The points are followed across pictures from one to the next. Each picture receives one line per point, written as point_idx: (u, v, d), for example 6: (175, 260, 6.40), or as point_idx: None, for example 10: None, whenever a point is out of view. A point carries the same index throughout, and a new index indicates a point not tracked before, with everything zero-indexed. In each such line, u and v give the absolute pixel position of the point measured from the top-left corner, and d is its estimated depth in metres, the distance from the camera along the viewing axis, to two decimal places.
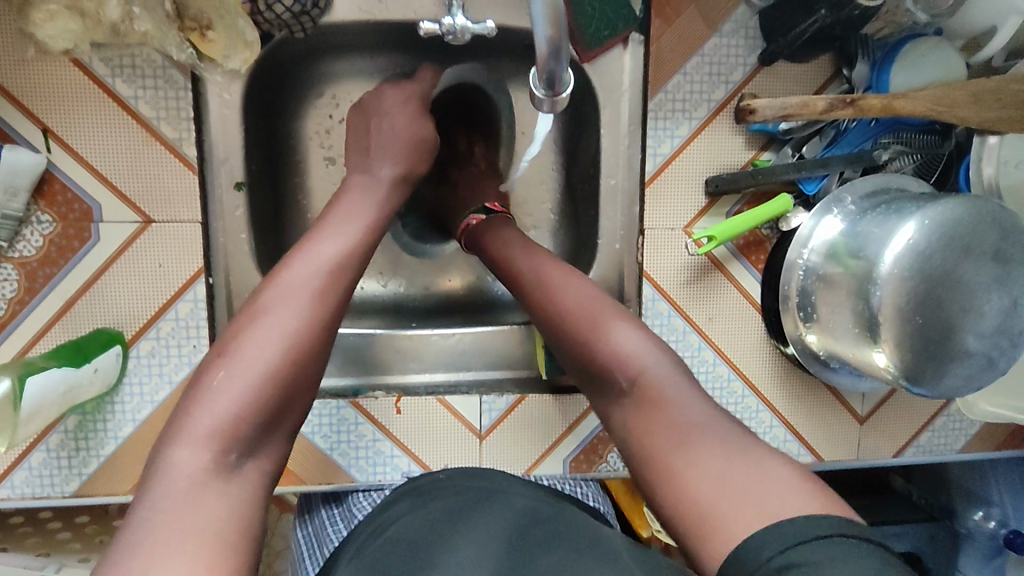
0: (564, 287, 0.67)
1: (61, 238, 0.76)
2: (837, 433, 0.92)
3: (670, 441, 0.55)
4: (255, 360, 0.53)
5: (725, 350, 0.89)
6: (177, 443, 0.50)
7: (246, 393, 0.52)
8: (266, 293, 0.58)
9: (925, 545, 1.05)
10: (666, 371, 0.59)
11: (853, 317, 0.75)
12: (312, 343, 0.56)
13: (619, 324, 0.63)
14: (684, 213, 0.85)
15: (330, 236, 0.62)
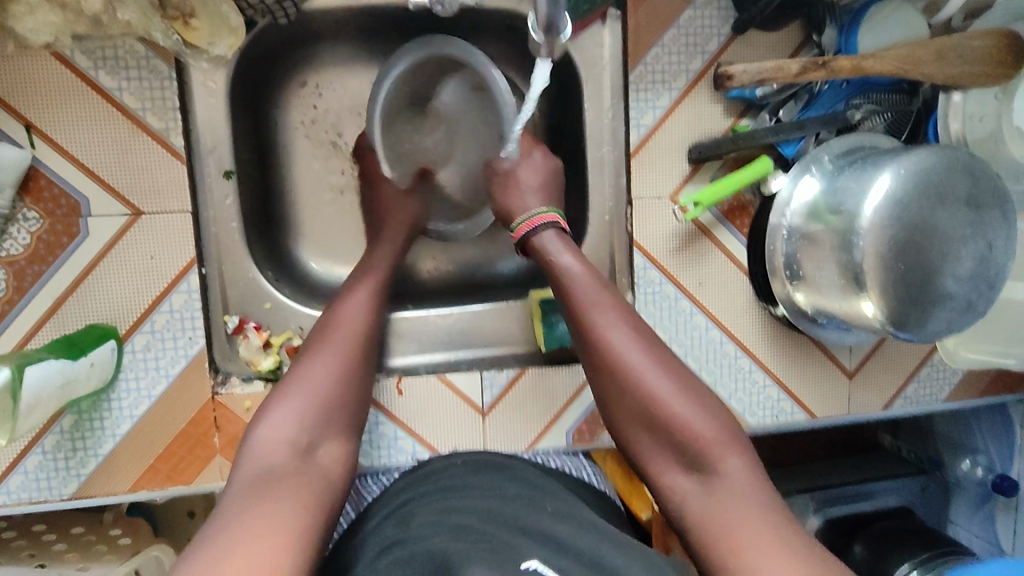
0: (651, 362, 0.67)
1: (49, 235, 0.75)
2: (828, 387, 0.95)
3: (745, 535, 0.56)
4: (322, 372, 0.65)
5: (717, 315, 0.91)
6: (262, 429, 0.59)
7: (314, 400, 0.62)
8: (324, 331, 0.70)
9: (916, 497, 1.10)
10: (743, 468, 0.62)
11: (839, 270, 0.77)
12: (360, 385, 0.67)
13: (698, 411, 0.65)
14: (670, 181, 0.87)
15: (353, 298, 0.74)
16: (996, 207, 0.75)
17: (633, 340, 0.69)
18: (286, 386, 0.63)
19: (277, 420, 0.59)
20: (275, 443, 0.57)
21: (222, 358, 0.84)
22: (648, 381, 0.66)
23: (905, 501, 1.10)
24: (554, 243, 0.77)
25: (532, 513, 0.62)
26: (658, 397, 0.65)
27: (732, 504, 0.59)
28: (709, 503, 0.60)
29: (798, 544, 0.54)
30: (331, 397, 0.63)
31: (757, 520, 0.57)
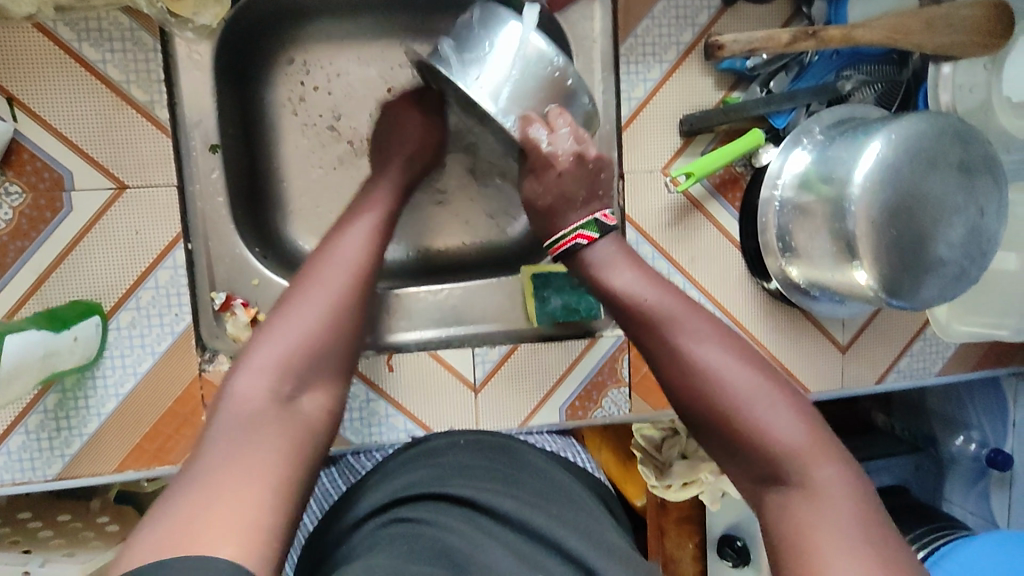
0: (731, 364, 0.61)
1: (32, 209, 0.74)
2: (820, 362, 0.95)
3: (832, 538, 0.51)
4: (306, 313, 0.60)
5: (709, 289, 0.90)
6: (239, 380, 0.54)
7: (298, 346, 0.57)
8: (312, 269, 0.64)
9: (910, 474, 1.13)
10: (835, 478, 0.55)
11: (833, 239, 0.77)
12: (347, 330, 0.62)
13: (784, 415, 0.59)
14: (661, 154, 0.86)
15: (346, 240, 0.67)
16: (987, 172, 0.75)
17: (707, 340, 0.63)
18: (267, 327, 0.58)
19: (259, 365, 0.55)
20: (253, 396, 0.53)
21: (209, 336, 0.83)
22: (729, 383, 0.60)
23: (901, 479, 1.13)
24: (609, 253, 0.71)
25: (527, 512, 0.63)
26: (735, 398, 0.60)
27: (823, 511, 0.53)
28: (795, 512, 0.54)
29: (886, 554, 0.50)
30: (318, 345, 0.59)
31: (841, 525, 0.52)
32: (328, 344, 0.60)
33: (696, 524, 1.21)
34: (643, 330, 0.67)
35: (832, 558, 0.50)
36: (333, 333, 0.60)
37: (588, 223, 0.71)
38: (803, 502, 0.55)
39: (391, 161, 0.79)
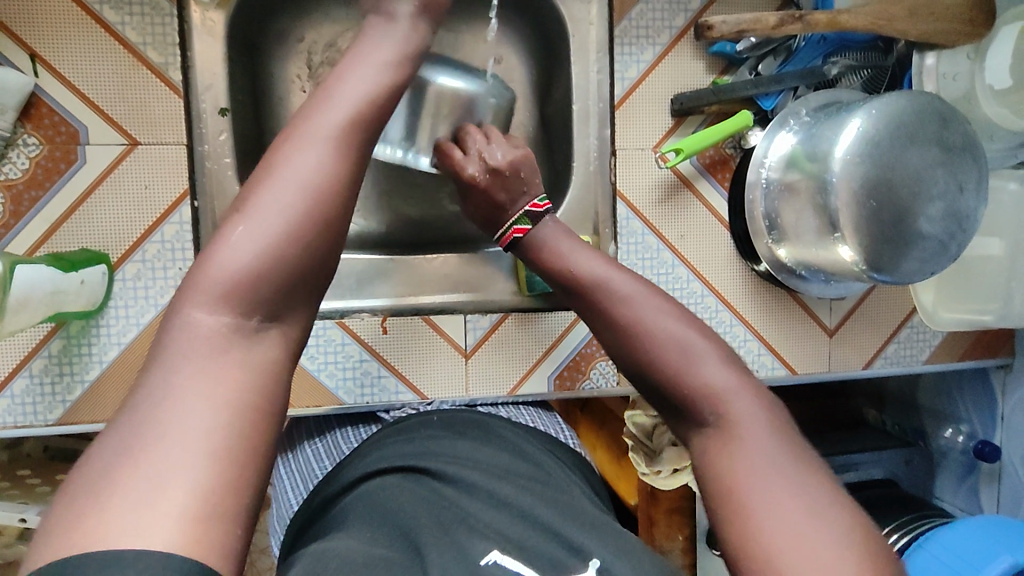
0: (662, 313, 0.60)
1: (48, 160, 0.78)
2: (807, 343, 0.96)
3: (749, 478, 0.49)
4: (289, 184, 0.48)
5: (698, 267, 0.92)
6: (199, 287, 0.45)
7: (274, 231, 0.47)
8: (298, 127, 0.52)
9: (901, 470, 1.14)
10: (760, 419, 0.52)
11: (816, 215, 0.79)
12: (320, 253, 0.49)
13: (710, 357, 0.57)
14: (652, 134, 0.89)
15: (309, 145, 0.50)
16: (965, 150, 0.77)
17: (642, 297, 0.62)
18: (227, 231, 0.47)
19: (212, 281, 0.45)
20: (212, 314, 0.44)
21: None
22: (662, 334, 0.59)
23: (889, 474, 1.13)
24: (561, 232, 0.73)
25: (501, 487, 0.64)
26: (670, 349, 0.58)
27: (743, 447, 0.51)
28: (716, 449, 0.52)
29: (821, 496, 0.47)
30: (288, 268, 0.47)
31: (767, 463, 0.49)
32: (314, 226, 0.48)
33: (686, 515, 1.23)
34: (583, 295, 0.66)
35: (752, 494, 0.48)
36: (320, 213, 0.49)
37: (521, 219, 0.75)
38: (722, 441, 0.52)
39: (368, 50, 0.58)
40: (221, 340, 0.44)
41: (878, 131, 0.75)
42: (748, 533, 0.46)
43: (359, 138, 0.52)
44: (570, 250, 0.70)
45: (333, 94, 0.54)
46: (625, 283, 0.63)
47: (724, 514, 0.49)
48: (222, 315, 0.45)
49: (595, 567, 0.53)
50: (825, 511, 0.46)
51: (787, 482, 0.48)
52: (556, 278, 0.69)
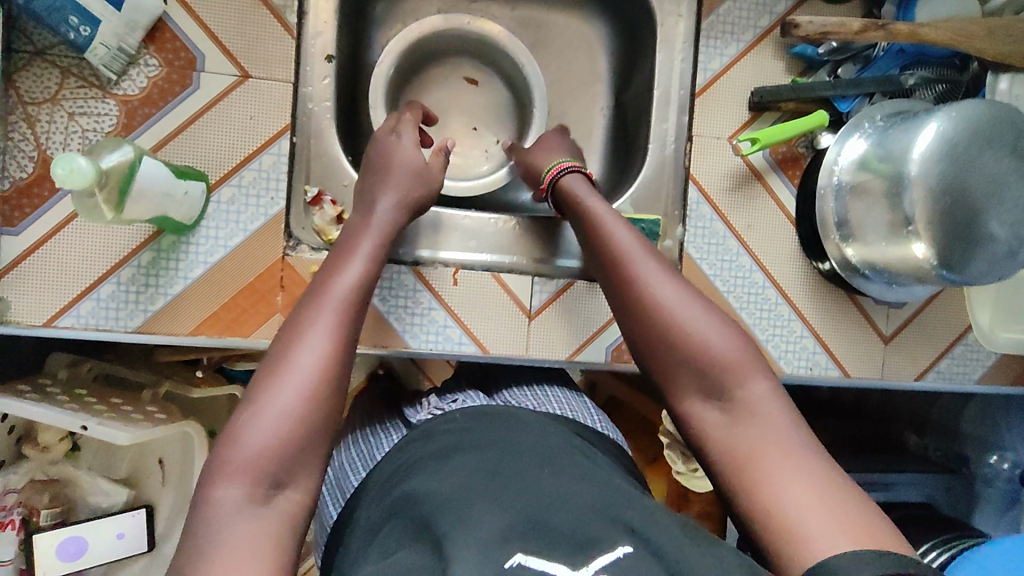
0: (669, 292, 0.69)
1: (164, 82, 0.82)
2: (862, 348, 0.97)
3: (774, 460, 0.57)
4: (302, 366, 0.59)
5: (761, 258, 0.94)
6: (219, 480, 0.54)
7: (292, 407, 0.57)
8: (303, 317, 0.63)
9: (941, 495, 1.14)
10: (769, 398, 0.62)
11: (891, 215, 0.81)
12: (331, 411, 0.59)
13: (718, 331, 0.67)
14: (729, 124, 0.93)
15: (315, 332, 0.61)
16: None
17: (665, 280, 0.70)
18: (244, 417, 0.57)
19: (239, 460, 0.55)
20: (233, 492, 0.53)
21: (297, 227, 0.88)
22: (675, 317, 0.68)
23: (928, 497, 1.14)
24: (578, 184, 0.83)
25: (533, 469, 0.62)
26: (688, 326, 0.67)
27: (756, 424, 0.60)
28: (730, 427, 0.62)
29: (824, 462, 0.57)
30: (314, 419, 0.58)
31: (781, 439, 0.58)
32: (328, 399, 0.59)
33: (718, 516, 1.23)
34: (611, 268, 0.74)
35: (771, 476, 0.56)
36: (332, 387, 0.60)
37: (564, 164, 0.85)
38: (738, 420, 0.62)
39: (366, 238, 0.73)
40: (243, 507, 0.53)
41: (955, 135, 0.76)
42: (776, 512, 0.54)
43: (351, 312, 0.65)
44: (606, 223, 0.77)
45: (338, 282, 0.67)
46: (642, 263, 0.72)
47: (752, 498, 0.56)
48: (238, 493, 0.54)
49: (625, 551, 0.51)
50: (837, 483, 0.55)
51: (791, 444, 0.58)
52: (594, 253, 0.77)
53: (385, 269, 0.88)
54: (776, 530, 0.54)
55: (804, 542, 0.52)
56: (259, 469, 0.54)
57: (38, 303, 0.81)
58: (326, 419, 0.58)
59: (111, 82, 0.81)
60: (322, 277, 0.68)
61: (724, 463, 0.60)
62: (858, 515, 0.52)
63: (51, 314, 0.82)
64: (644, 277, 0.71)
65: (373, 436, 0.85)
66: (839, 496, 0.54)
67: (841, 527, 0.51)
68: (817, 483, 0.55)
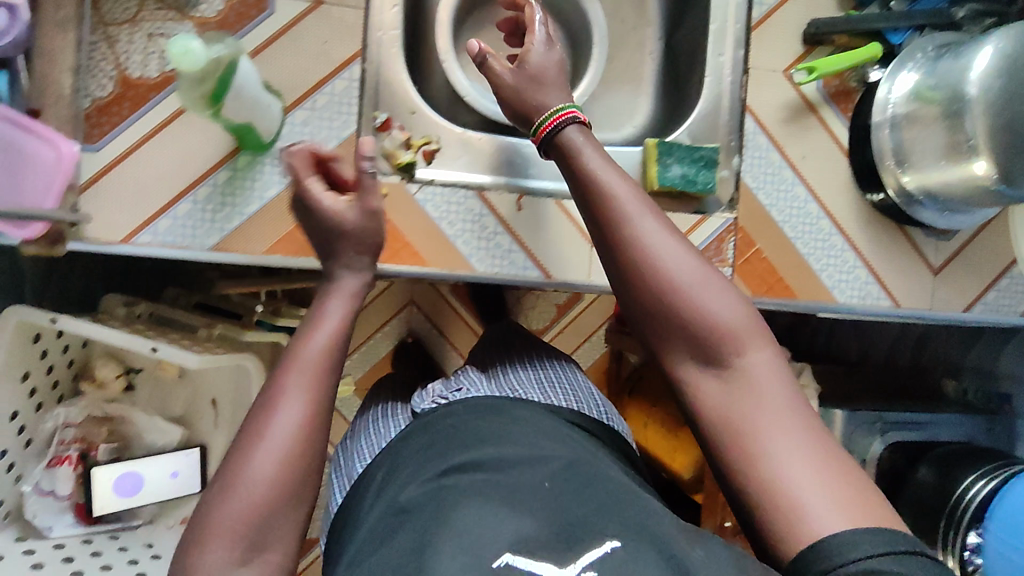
0: (664, 249, 0.64)
1: (241, 6, 0.85)
2: (912, 279, 0.99)
3: (769, 429, 0.58)
4: (282, 424, 0.56)
5: (815, 188, 0.96)
6: (205, 545, 0.52)
7: (275, 468, 0.55)
8: (282, 372, 0.59)
9: (982, 434, 1.17)
10: (767, 365, 0.61)
11: (951, 139, 0.83)
12: (308, 481, 0.56)
13: (715, 292, 0.63)
14: (783, 58, 0.95)
15: (295, 388, 0.58)
16: None
17: (657, 238, 0.65)
18: (228, 483, 0.54)
19: (221, 524, 0.53)
20: (220, 555, 0.52)
21: None
22: (667, 278, 0.63)
23: (970, 436, 1.16)
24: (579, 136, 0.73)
25: (534, 485, 0.66)
26: (689, 293, 0.63)
27: (753, 394, 0.60)
28: (727, 392, 0.61)
29: (812, 427, 0.59)
30: (294, 488, 0.55)
31: (776, 415, 0.58)
32: (311, 453, 0.56)
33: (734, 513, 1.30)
34: (607, 243, 0.67)
35: (765, 448, 0.57)
36: (312, 437, 0.57)
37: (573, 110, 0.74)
38: (734, 389, 0.61)
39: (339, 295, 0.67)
40: (230, 568, 0.52)
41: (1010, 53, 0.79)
42: (770, 487, 0.56)
43: (334, 366, 0.61)
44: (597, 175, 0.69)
45: (321, 330, 0.62)
46: (638, 219, 0.66)
47: (752, 478, 0.57)
48: (224, 556, 0.52)
49: (612, 545, 0.58)
50: (832, 458, 0.57)
51: (787, 414, 0.59)
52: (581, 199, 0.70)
53: (452, 193, 0.90)
54: (783, 526, 0.55)
55: (804, 522, 0.54)
56: (240, 531, 0.53)
57: (116, 218, 0.83)
58: (306, 478, 0.56)
59: (190, 5, 0.84)
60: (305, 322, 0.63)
61: (716, 433, 0.61)
62: (845, 488, 0.55)
63: (129, 230, 0.83)
64: (636, 234, 0.65)
65: (382, 423, 0.97)
66: (835, 473, 0.56)
67: (839, 507, 0.54)
68: (813, 458, 0.56)
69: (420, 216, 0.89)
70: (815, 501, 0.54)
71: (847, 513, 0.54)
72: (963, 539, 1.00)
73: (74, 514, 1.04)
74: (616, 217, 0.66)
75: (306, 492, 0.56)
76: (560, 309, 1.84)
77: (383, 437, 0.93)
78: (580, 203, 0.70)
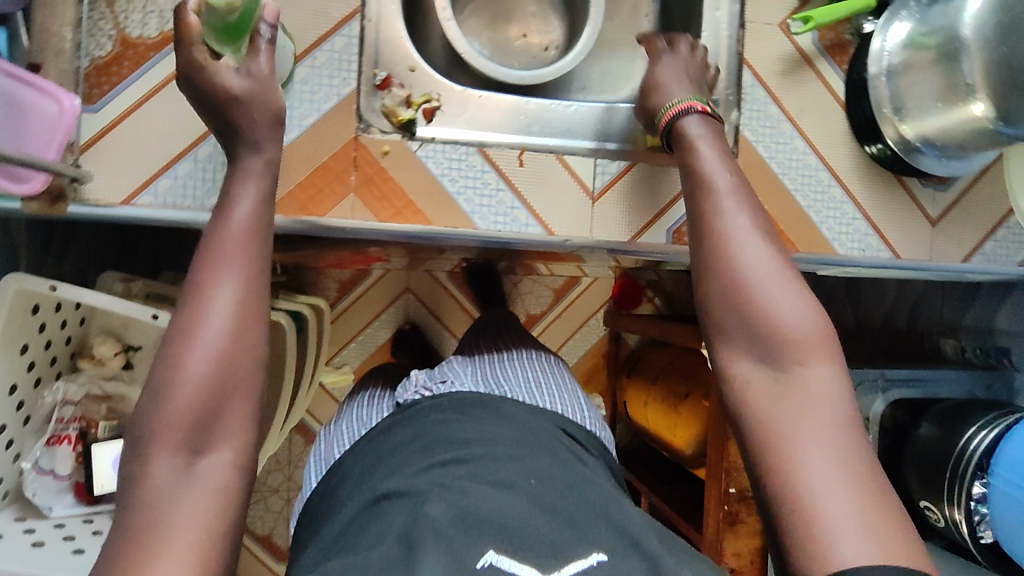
0: (750, 248, 0.67)
1: None
2: (911, 230, 1.00)
3: (812, 439, 0.58)
4: (215, 319, 0.58)
5: (814, 140, 0.97)
6: (154, 452, 0.55)
7: (212, 369, 0.57)
8: (205, 260, 0.61)
9: (982, 391, 1.17)
10: (826, 383, 0.62)
11: (946, 83, 0.84)
12: (244, 368, 0.59)
13: (791, 300, 0.65)
14: (778, 11, 0.96)
15: (223, 280, 0.60)
16: None
17: (746, 237, 0.68)
18: (165, 376, 0.57)
19: (163, 425, 0.55)
20: (165, 464, 0.55)
21: (367, 111, 0.89)
22: (745, 277, 0.66)
23: (970, 394, 1.16)
24: (699, 125, 0.77)
25: (522, 479, 0.72)
26: (757, 299, 0.65)
27: (805, 402, 0.60)
28: (776, 392, 0.62)
29: (859, 452, 0.58)
30: (233, 381, 0.58)
31: (823, 426, 0.59)
32: (245, 351, 0.59)
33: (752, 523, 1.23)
34: (697, 240, 0.70)
35: (803, 455, 0.58)
36: (241, 331, 0.59)
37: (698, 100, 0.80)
38: (782, 391, 0.62)
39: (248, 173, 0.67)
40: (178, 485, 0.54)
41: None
42: (797, 492, 0.56)
43: (252, 254, 0.62)
44: (703, 182, 0.72)
45: (231, 218, 0.63)
46: (733, 219, 0.69)
47: (779, 478, 0.58)
48: (172, 464, 0.55)
49: (596, 559, 0.62)
50: (867, 478, 0.56)
51: (835, 430, 0.59)
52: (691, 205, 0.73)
53: (454, 149, 0.90)
54: (794, 525, 0.56)
55: (823, 527, 0.54)
56: (184, 434, 0.55)
57: (118, 179, 0.82)
58: (244, 373, 0.59)
59: None
60: (217, 212, 0.64)
61: (755, 430, 0.62)
62: (880, 514, 0.55)
63: (129, 191, 0.83)
64: (726, 232, 0.68)
65: (365, 407, 1.00)
66: (873, 498, 0.55)
67: (870, 528, 0.53)
68: (852, 476, 0.56)
69: (423, 174, 0.89)
70: (837, 513, 0.55)
71: (876, 545, 0.52)
72: (968, 490, 0.97)
73: (74, 494, 1.02)
74: (713, 215, 0.70)
75: (245, 394, 0.59)
76: (557, 293, 1.82)
77: (366, 422, 0.96)
78: (690, 206, 0.72)
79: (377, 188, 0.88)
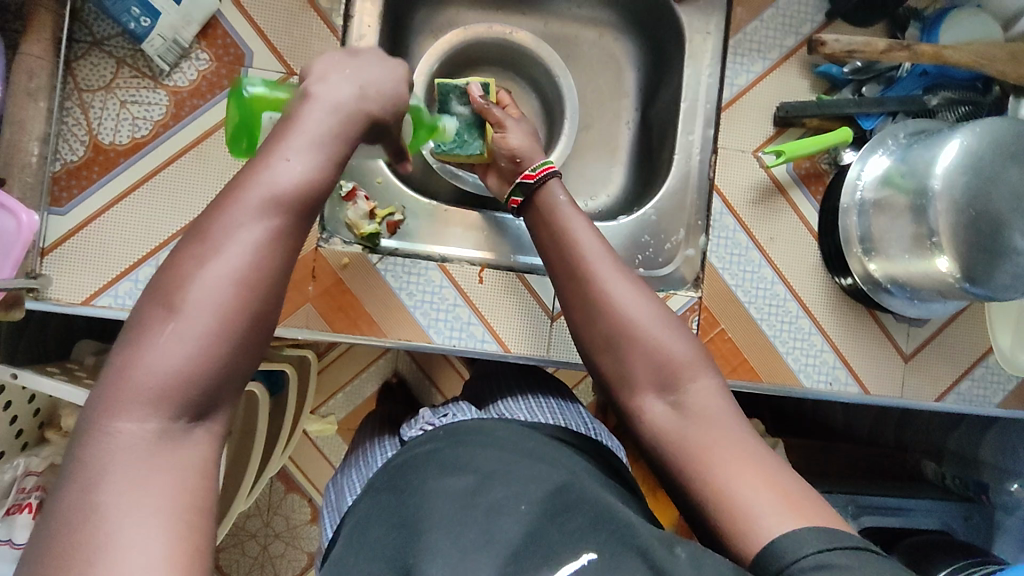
0: (621, 284, 0.67)
1: (213, 76, 0.86)
2: (883, 364, 0.97)
3: (726, 453, 0.57)
4: (226, 267, 0.49)
5: (783, 270, 0.95)
6: (117, 414, 0.45)
7: (204, 332, 0.47)
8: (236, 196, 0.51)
9: (958, 522, 1.13)
10: (716, 397, 0.62)
11: (916, 230, 0.81)
12: (242, 334, 0.49)
13: (671, 329, 0.65)
14: (754, 138, 0.95)
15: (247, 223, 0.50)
16: None
17: (616, 273, 0.68)
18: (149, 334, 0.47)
19: (143, 387, 0.46)
20: (136, 427, 0.45)
21: (331, 220, 0.91)
22: (623, 307, 0.66)
23: (945, 525, 1.13)
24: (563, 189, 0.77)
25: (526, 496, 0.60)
26: (639, 329, 0.65)
27: (702, 422, 0.60)
28: (677, 421, 0.61)
29: (772, 458, 0.58)
30: (228, 348, 0.48)
31: (726, 438, 0.59)
32: (246, 312, 0.49)
33: None
34: (567, 279, 0.70)
35: (717, 472, 0.57)
36: (254, 294, 0.49)
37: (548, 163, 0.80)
38: (686, 417, 0.61)
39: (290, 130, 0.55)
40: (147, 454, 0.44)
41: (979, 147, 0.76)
42: (726, 500, 0.55)
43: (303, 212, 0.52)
44: (572, 218, 0.73)
45: (274, 173, 0.52)
46: (598, 253, 0.69)
47: (710, 488, 0.57)
48: (147, 427, 0.45)
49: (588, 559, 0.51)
50: (783, 472, 0.56)
51: (736, 441, 0.59)
52: (553, 244, 0.72)
53: (413, 264, 0.90)
54: (726, 524, 0.55)
55: (755, 527, 0.53)
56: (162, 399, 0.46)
57: (78, 280, 0.84)
58: (240, 341, 0.49)
59: (163, 73, 0.85)
60: (259, 158, 0.53)
61: (675, 451, 0.60)
62: (810, 501, 0.54)
63: (89, 292, 0.84)
64: (593, 263, 0.68)
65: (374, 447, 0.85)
66: (797, 494, 0.54)
67: (799, 511, 0.53)
68: (769, 476, 0.56)
69: (380, 287, 0.89)
70: (758, 507, 0.54)
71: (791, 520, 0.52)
72: None
73: None
74: (585, 247, 0.69)
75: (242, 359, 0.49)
76: None
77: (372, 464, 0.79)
78: (556, 250, 0.72)
79: (334, 299, 0.89)
